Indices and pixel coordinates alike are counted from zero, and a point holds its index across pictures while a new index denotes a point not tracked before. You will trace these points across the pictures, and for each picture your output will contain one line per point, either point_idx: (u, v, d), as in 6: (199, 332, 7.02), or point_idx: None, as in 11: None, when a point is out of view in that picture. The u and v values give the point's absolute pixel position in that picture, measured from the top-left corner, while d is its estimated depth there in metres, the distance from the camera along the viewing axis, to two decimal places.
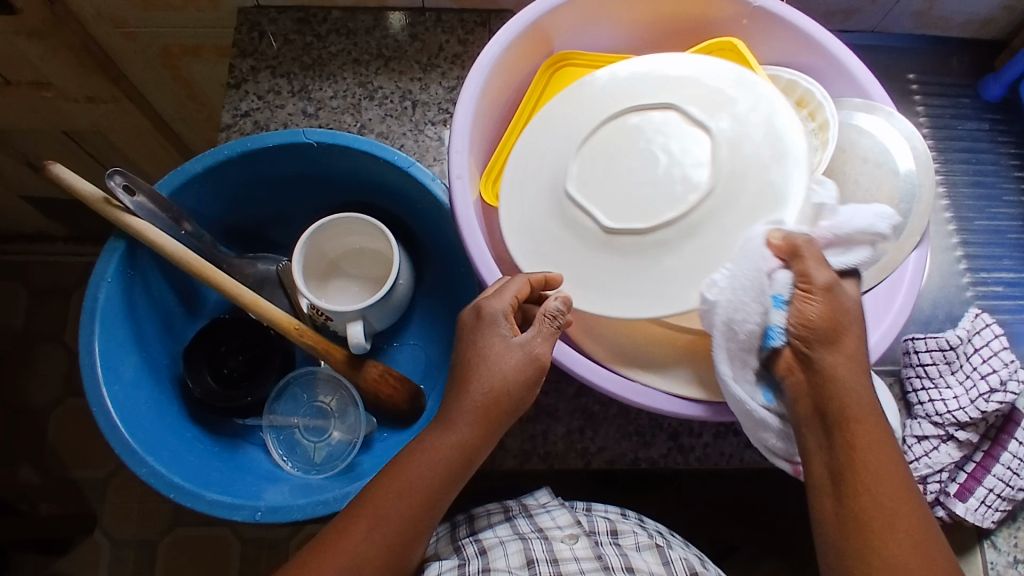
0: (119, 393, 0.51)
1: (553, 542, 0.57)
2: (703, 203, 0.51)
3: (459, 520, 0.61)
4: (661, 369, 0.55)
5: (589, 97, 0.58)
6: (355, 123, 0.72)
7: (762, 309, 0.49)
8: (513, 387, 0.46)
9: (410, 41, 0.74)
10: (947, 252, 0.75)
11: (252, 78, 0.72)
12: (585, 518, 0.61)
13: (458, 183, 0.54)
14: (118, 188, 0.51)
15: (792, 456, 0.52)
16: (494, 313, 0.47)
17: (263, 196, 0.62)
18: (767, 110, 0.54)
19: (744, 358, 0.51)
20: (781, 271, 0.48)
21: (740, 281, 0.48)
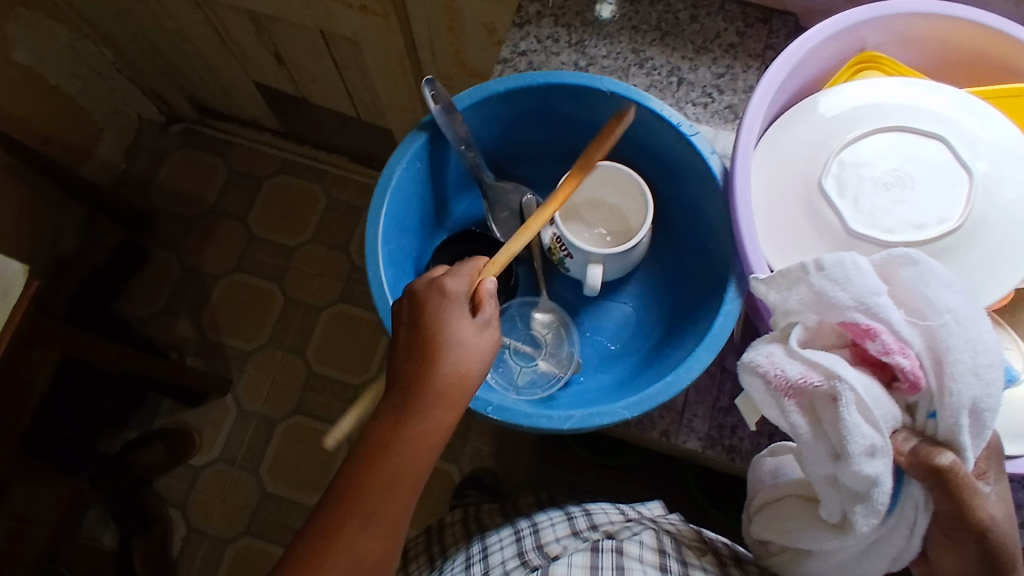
0: (388, 268, 0.57)
1: (681, 547, 0.66)
2: (947, 237, 0.53)
3: (576, 513, 0.73)
4: None
5: (859, 105, 0.59)
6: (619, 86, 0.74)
7: (876, 390, 0.43)
8: (468, 373, 0.49)
9: (690, 22, 0.75)
10: None
11: (536, 21, 0.76)
12: (709, 536, 0.67)
13: (741, 162, 0.56)
14: (428, 96, 0.56)
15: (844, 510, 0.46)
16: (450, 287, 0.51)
17: (533, 131, 0.66)
18: None
19: (982, 431, 0.42)
20: (791, 350, 0.46)
21: (958, 348, 0.42)
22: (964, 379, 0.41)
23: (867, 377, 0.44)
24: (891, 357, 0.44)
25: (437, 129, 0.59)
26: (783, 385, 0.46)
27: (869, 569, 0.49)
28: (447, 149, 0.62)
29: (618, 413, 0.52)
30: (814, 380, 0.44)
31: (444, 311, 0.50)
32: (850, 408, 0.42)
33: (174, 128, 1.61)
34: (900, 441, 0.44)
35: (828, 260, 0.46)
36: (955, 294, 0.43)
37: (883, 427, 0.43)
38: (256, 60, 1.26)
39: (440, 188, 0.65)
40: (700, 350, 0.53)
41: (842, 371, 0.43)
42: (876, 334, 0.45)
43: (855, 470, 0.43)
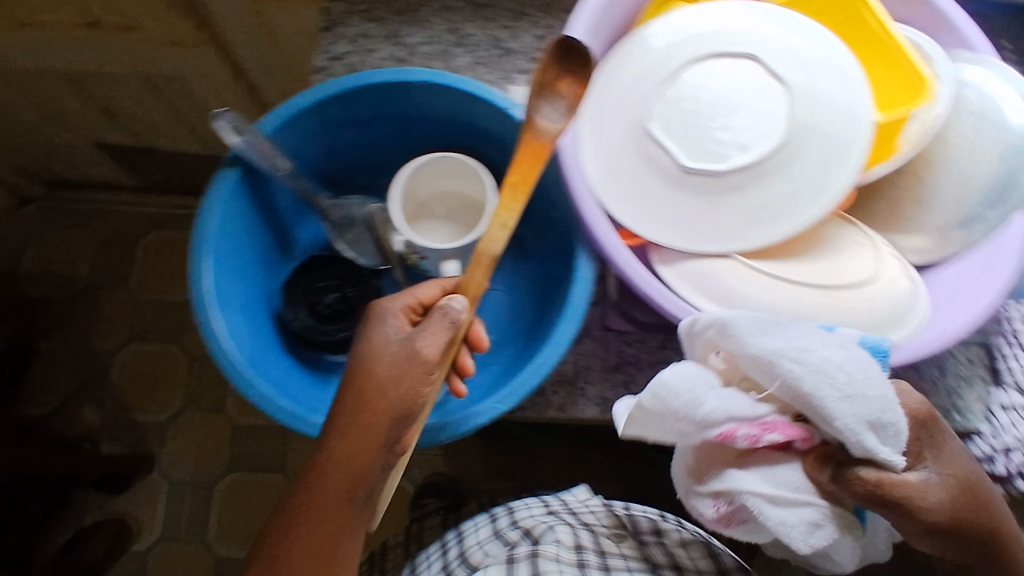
0: (232, 321, 0.54)
1: (600, 536, 0.67)
2: (775, 153, 0.54)
3: (500, 513, 0.72)
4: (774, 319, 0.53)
5: (668, 40, 0.58)
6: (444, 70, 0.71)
7: (784, 463, 0.45)
8: (395, 378, 0.49)
9: None
10: None
11: (344, 21, 0.72)
12: (626, 517, 0.70)
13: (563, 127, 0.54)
14: (226, 133, 0.52)
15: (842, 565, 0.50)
16: (389, 309, 0.53)
17: (359, 137, 0.63)
18: (844, 70, 0.55)
19: (883, 425, 0.42)
20: (703, 496, 0.48)
21: (811, 380, 0.43)
22: (842, 407, 0.42)
23: (764, 468, 0.46)
24: (764, 437, 0.45)
25: (249, 163, 0.55)
26: (717, 519, 0.48)
27: (877, 550, 0.55)
28: (268, 179, 0.58)
29: (495, 408, 0.52)
30: (726, 505, 0.47)
31: (375, 325, 0.52)
32: (762, 509, 0.45)
33: (24, 209, 1.49)
34: (827, 504, 0.45)
35: (647, 402, 0.47)
36: (774, 338, 0.44)
37: (802, 498, 0.45)
38: (84, 119, 1.17)
39: (275, 220, 0.62)
40: (562, 325, 0.53)
41: (739, 484, 0.46)
42: (732, 435, 0.45)
43: (810, 549, 0.45)
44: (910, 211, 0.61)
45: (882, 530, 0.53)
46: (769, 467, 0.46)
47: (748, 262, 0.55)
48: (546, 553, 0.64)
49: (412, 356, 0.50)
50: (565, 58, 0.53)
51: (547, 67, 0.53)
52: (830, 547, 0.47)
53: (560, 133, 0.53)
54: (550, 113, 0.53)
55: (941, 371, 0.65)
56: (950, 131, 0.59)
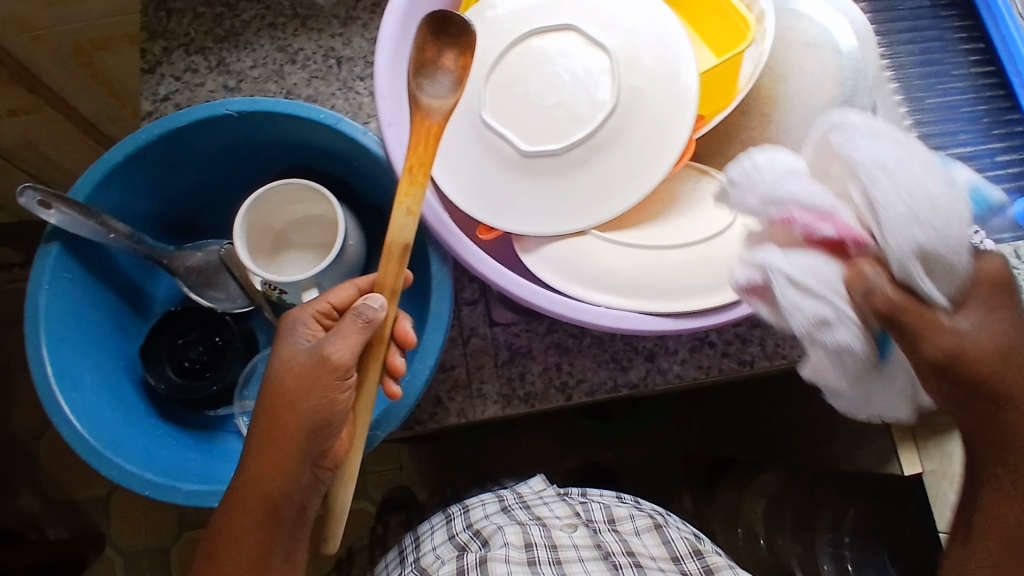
0: (80, 399, 0.50)
1: (553, 529, 0.64)
2: (609, 120, 0.52)
3: (455, 513, 0.68)
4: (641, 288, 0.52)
5: (485, 26, 0.55)
6: (280, 90, 0.68)
7: (829, 282, 0.37)
8: (304, 391, 0.45)
9: None
10: (900, 134, 0.63)
11: (166, 59, 0.69)
12: (581, 507, 0.68)
13: (390, 131, 0.52)
14: (33, 206, 0.46)
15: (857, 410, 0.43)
16: (298, 317, 0.49)
17: (195, 176, 0.60)
18: (663, 25, 0.54)
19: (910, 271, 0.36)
20: (743, 273, 0.42)
21: (896, 188, 0.36)
22: (897, 224, 0.36)
23: (824, 255, 0.38)
24: (825, 227, 0.38)
25: (69, 233, 0.51)
26: (741, 288, 0.42)
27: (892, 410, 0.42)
28: (101, 244, 0.55)
29: (375, 435, 0.50)
30: (757, 278, 0.41)
31: (283, 336, 0.48)
32: (784, 288, 0.38)
33: None
34: (855, 316, 0.37)
35: (738, 173, 0.43)
36: (881, 146, 0.38)
37: (830, 296, 0.37)
38: None
39: (122, 282, 0.59)
40: (428, 335, 0.51)
41: (768, 259, 0.39)
42: (792, 219, 0.39)
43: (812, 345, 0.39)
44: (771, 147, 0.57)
45: (892, 398, 0.41)
46: (802, 253, 0.38)
47: (605, 234, 0.54)
48: (493, 549, 0.61)
49: (317, 363, 0.45)
50: (441, 31, 0.50)
51: (425, 43, 0.49)
52: (829, 358, 0.39)
53: (449, 108, 0.49)
54: (436, 87, 0.49)
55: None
56: (789, 64, 0.57)
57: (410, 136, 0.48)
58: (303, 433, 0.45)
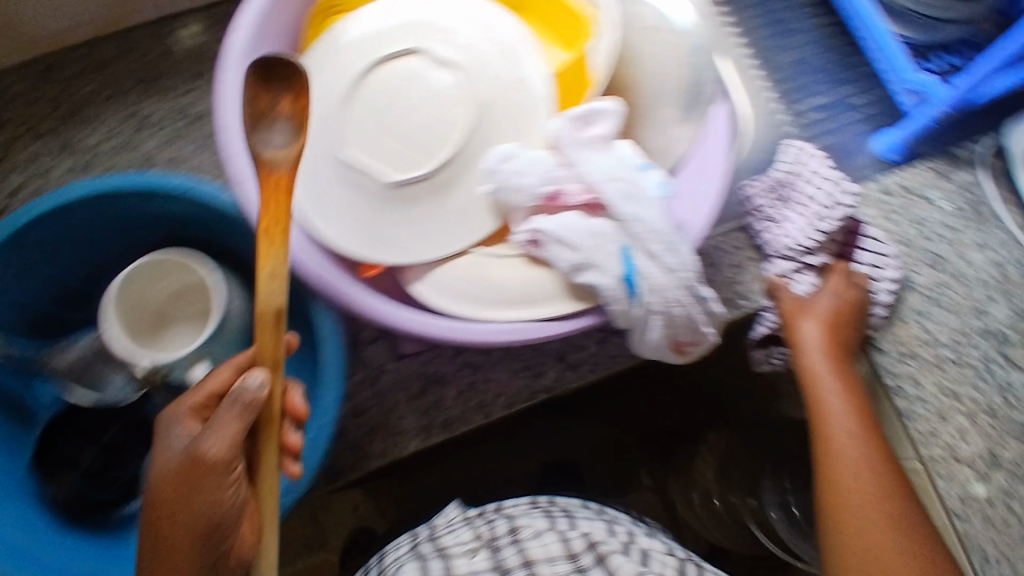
0: None
1: (450, 560, 0.58)
2: (469, 137, 0.52)
3: (372, 563, 0.64)
4: (532, 298, 0.51)
5: (331, 58, 0.54)
6: (137, 160, 0.61)
7: (584, 243, 0.49)
8: (196, 491, 0.44)
9: (170, 56, 0.64)
10: (763, 96, 0.68)
11: (10, 149, 0.61)
12: (484, 527, 0.61)
13: (244, 187, 0.48)
14: None
15: (670, 342, 0.51)
16: (174, 411, 0.47)
17: (57, 272, 0.56)
18: (501, 36, 0.55)
19: (642, 199, 0.49)
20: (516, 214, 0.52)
21: (600, 164, 0.50)
22: (605, 186, 0.50)
23: (574, 214, 0.50)
24: (580, 197, 0.51)
25: None
26: (527, 244, 0.51)
27: (689, 343, 0.51)
28: None
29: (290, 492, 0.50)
30: (532, 236, 0.51)
31: (162, 432, 0.46)
32: (550, 243, 0.50)
33: None
34: (603, 264, 0.48)
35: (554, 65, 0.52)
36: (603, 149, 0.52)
37: (581, 245, 0.49)
38: None
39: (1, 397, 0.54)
40: (321, 394, 0.50)
41: (537, 222, 0.50)
42: (562, 193, 0.51)
43: (577, 285, 0.50)
44: (640, 133, 0.58)
45: (682, 333, 0.50)
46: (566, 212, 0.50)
47: (488, 250, 0.53)
48: None
49: (198, 464, 0.44)
50: (268, 77, 0.47)
51: (257, 91, 0.47)
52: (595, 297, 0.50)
53: (294, 156, 0.46)
54: (272, 139, 0.46)
55: (719, 268, 0.61)
56: (640, 49, 0.57)
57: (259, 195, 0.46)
58: (200, 535, 0.44)
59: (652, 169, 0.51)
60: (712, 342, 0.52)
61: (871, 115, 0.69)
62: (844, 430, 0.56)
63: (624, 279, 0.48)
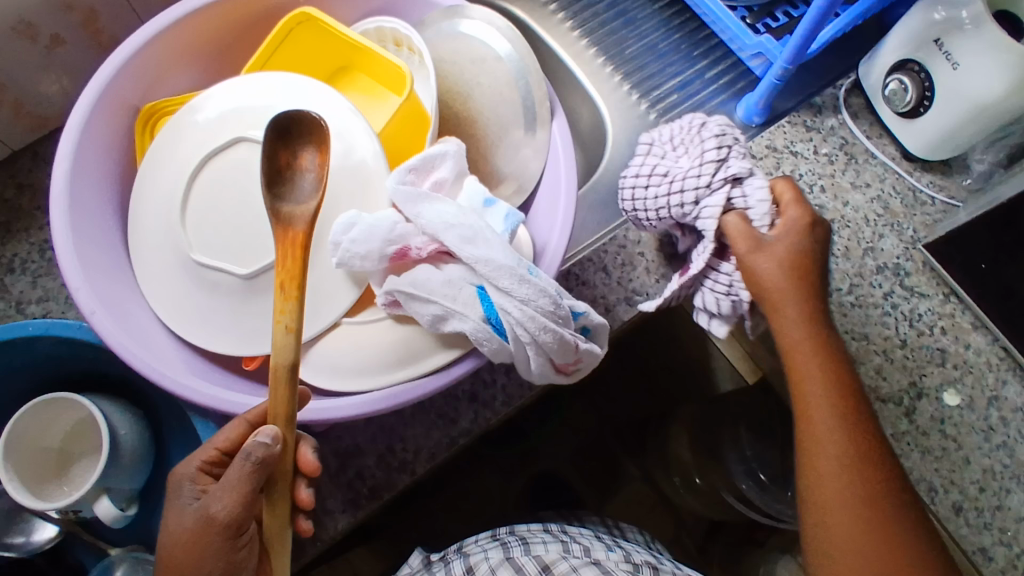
0: None
1: None
2: (310, 212, 0.51)
3: None
4: (408, 358, 0.51)
5: (165, 160, 0.54)
6: (8, 305, 0.60)
7: (439, 296, 0.48)
8: (210, 557, 0.46)
9: (19, 193, 0.63)
10: (617, 91, 0.68)
11: None
12: (441, 572, 0.59)
13: (97, 319, 0.48)
14: None
15: (554, 368, 0.51)
16: (183, 472, 0.49)
17: None
18: (322, 102, 0.54)
19: (484, 235, 0.49)
20: (373, 277, 0.52)
21: (441, 211, 0.50)
22: (447, 233, 0.49)
23: (424, 268, 0.50)
24: (428, 248, 0.50)
25: None
26: (391, 303, 0.51)
27: (576, 359, 0.51)
28: None
29: None
30: (390, 299, 0.50)
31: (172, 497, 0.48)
32: (407, 302, 0.49)
33: None
34: (463, 310, 0.48)
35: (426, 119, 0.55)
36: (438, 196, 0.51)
37: (438, 296, 0.48)
38: None
39: None
40: None
41: (389, 284, 0.50)
42: (409, 248, 0.50)
43: (446, 335, 0.50)
44: (494, 162, 0.59)
45: (563, 357, 0.50)
46: (416, 267, 0.50)
47: (355, 318, 0.53)
48: None
49: (209, 524, 0.46)
50: (285, 137, 0.52)
51: (274, 150, 0.51)
52: (466, 342, 0.50)
53: (310, 211, 0.50)
54: (298, 191, 0.51)
55: (608, 271, 0.61)
56: (466, 83, 0.58)
57: (277, 250, 0.49)
58: None
59: (496, 202, 0.52)
60: (597, 357, 0.52)
61: (733, 84, 0.68)
62: (819, 405, 0.52)
63: (488, 321, 0.48)
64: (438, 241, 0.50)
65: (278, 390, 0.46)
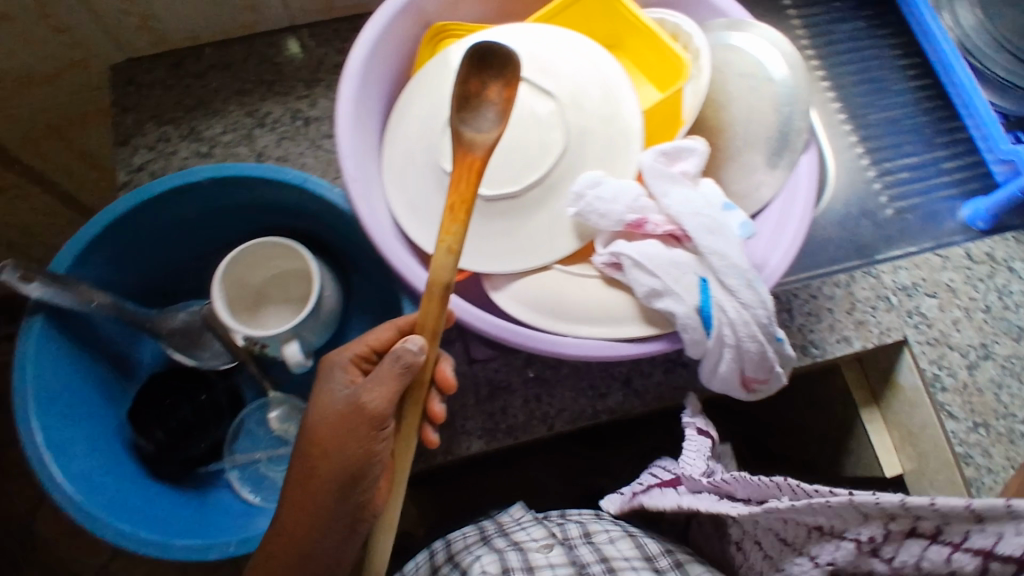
0: (73, 463, 0.51)
1: (529, 552, 0.66)
2: (561, 161, 0.54)
3: (438, 547, 0.71)
4: (609, 319, 0.53)
5: (442, 73, 0.58)
6: (252, 153, 0.68)
7: (664, 274, 0.50)
8: (347, 441, 0.48)
9: (288, 61, 0.70)
10: (850, 149, 0.67)
11: (138, 131, 0.67)
12: (557, 528, 0.71)
13: (356, 186, 0.54)
14: (15, 284, 0.49)
15: (742, 378, 0.52)
16: (335, 360, 0.52)
17: (164, 251, 0.61)
18: (599, 66, 0.56)
19: (722, 232, 0.50)
20: (599, 236, 0.54)
21: (687, 198, 0.52)
22: (689, 219, 0.51)
23: (655, 244, 0.52)
24: (663, 228, 0.52)
25: (54, 306, 0.53)
26: (609, 263, 0.53)
27: (765, 376, 0.51)
28: (83, 315, 0.56)
29: None
30: (611, 260, 0.53)
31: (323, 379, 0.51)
32: (630, 269, 0.51)
33: None
34: (680, 293, 0.50)
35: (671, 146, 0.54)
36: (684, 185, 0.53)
37: (660, 272, 0.50)
38: None
39: (106, 347, 0.59)
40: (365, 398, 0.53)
41: (619, 247, 0.52)
42: (644, 221, 0.52)
43: (654, 311, 0.51)
44: (723, 174, 0.59)
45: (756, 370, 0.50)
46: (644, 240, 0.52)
47: (568, 267, 0.55)
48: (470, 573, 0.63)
49: (357, 411, 0.48)
50: (482, 64, 0.52)
51: (470, 75, 0.51)
52: (669, 323, 0.52)
53: (491, 140, 0.51)
54: (481, 121, 0.51)
55: (793, 313, 0.61)
56: (727, 94, 0.58)
57: (452, 170, 0.50)
58: (341, 480, 0.49)
59: (736, 209, 0.52)
60: (782, 383, 0.52)
61: (966, 182, 0.67)
62: None
63: (699, 311, 0.49)
64: (676, 224, 0.52)
65: (430, 305, 0.47)
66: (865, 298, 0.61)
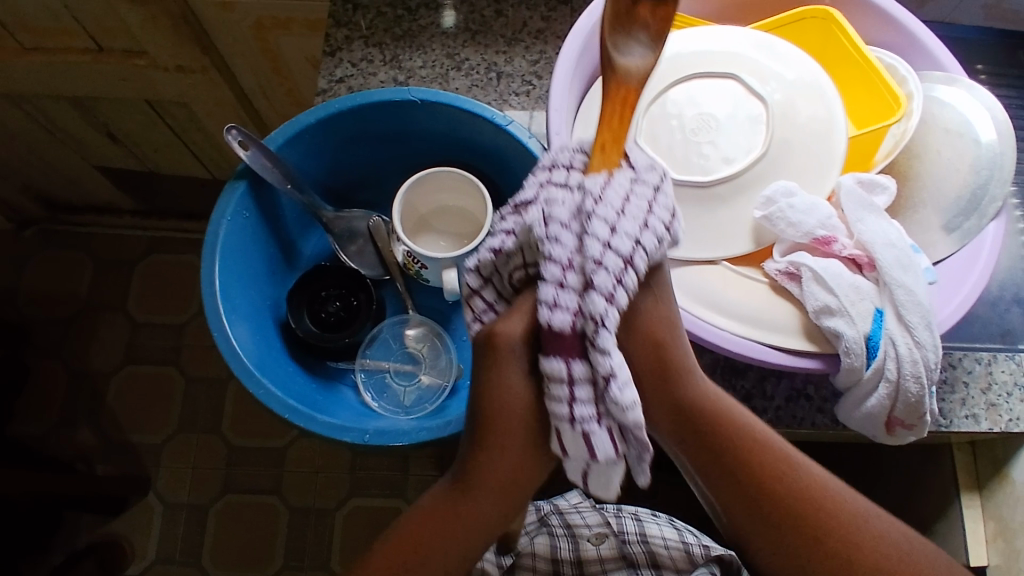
0: (235, 318, 0.56)
1: (580, 541, 0.69)
2: (756, 165, 0.56)
3: None
4: (773, 325, 0.54)
5: None
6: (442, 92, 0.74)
7: (843, 296, 0.51)
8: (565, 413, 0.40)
9: (495, 17, 0.75)
10: (1016, 236, 0.72)
11: (346, 46, 0.75)
12: (613, 518, 0.71)
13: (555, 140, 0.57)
14: (234, 143, 0.54)
15: (891, 416, 0.53)
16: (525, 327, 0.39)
17: (353, 155, 0.66)
18: (814, 86, 0.58)
19: (910, 269, 0.52)
20: (777, 245, 0.56)
21: (882, 230, 0.53)
22: (882, 249, 0.52)
23: (839, 265, 0.53)
24: (849, 254, 0.54)
25: (255, 174, 0.58)
26: (783, 272, 0.54)
27: (911, 415, 0.52)
28: (272, 188, 0.61)
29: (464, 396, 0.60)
30: (785, 270, 0.54)
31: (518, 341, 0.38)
32: (809, 282, 0.53)
33: (27, 233, 1.42)
34: (853, 317, 0.51)
35: (866, 175, 0.56)
36: (879, 216, 0.54)
37: (840, 292, 0.51)
38: (93, 145, 1.15)
39: (279, 230, 0.64)
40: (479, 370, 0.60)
41: (802, 259, 0.53)
42: (833, 240, 0.54)
43: (820, 329, 0.52)
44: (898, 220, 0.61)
45: (902, 408, 0.52)
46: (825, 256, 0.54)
47: (736, 266, 0.57)
48: (521, 555, 0.68)
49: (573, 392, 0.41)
50: None
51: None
52: (832, 345, 0.52)
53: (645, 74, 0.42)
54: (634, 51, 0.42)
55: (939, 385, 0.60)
56: (926, 147, 0.61)
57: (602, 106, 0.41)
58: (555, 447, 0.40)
59: (921, 255, 0.54)
60: (924, 431, 0.54)
61: None
62: None
63: (868, 338, 0.51)
64: (865, 252, 0.53)
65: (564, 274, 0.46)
66: (1002, 382, 0.64)
